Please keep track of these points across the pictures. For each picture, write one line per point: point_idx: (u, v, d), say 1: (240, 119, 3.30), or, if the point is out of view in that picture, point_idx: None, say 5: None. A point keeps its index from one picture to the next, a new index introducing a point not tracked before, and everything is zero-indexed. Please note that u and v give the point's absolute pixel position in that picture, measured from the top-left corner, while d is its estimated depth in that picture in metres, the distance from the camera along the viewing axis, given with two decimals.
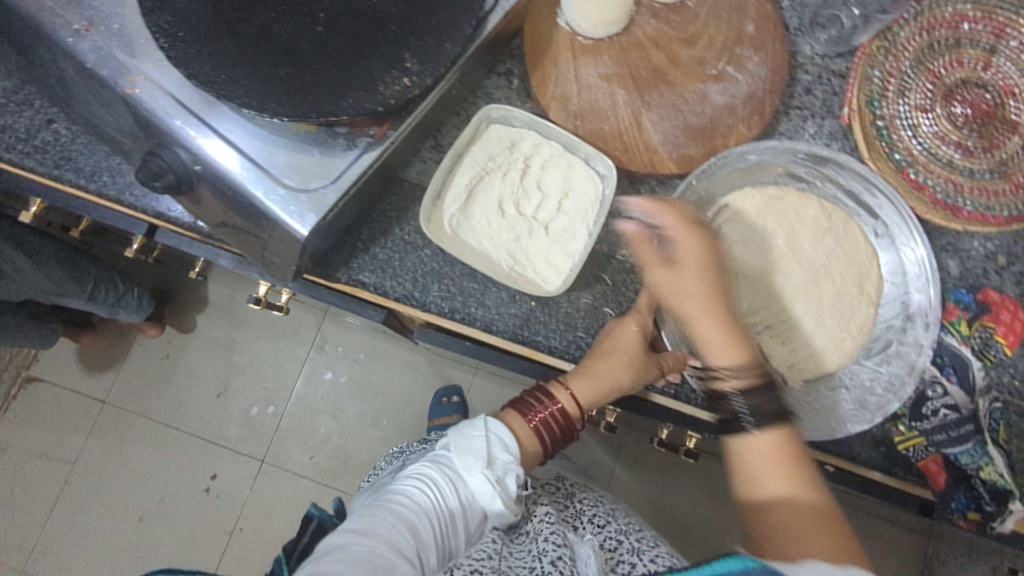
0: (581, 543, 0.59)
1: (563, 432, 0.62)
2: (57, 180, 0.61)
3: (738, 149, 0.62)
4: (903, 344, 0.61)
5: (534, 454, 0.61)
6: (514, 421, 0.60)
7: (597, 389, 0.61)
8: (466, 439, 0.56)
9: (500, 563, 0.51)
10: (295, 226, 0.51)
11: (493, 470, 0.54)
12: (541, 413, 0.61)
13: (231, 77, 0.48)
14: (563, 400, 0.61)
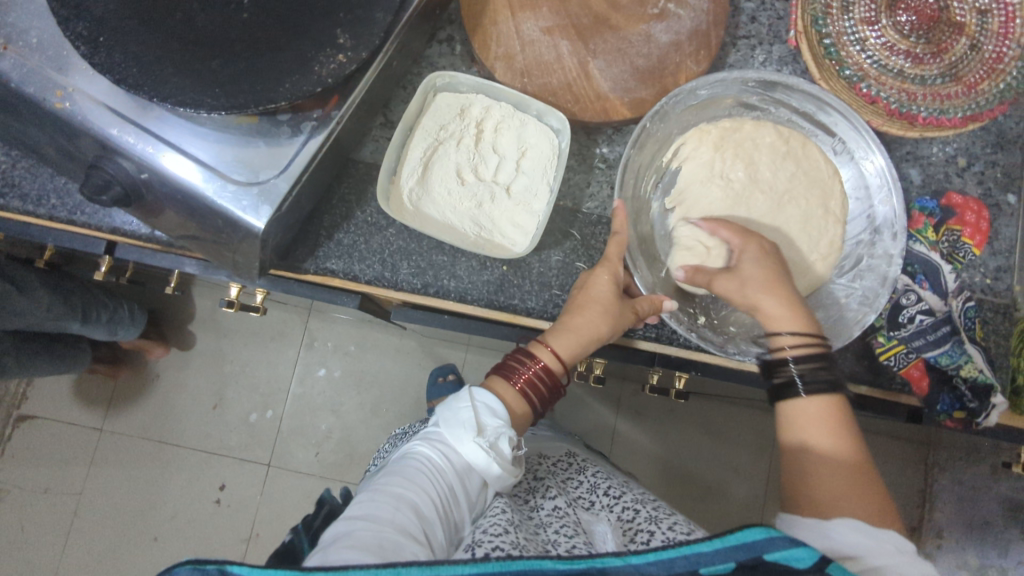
0: (596, 523, 0.61)
1: (550, 393, 0.59)
2: (6, 208, 0.60)
3: (688, 85, 0.62)
4: (873, 258, 0.62)
5: (524, 421, 0.58)
6: (498, 390, 0.58)
7: (578, 342, 0.58)
8: (454, 411, 0.55)
9: (517, 536, 0.51)
10: (251, 221, 0.50)
11: (485, 437, 0.53)
12: (525, 374, 0.58)
13: (162, 77, 0.47)
14: (545, 358, 0.58)
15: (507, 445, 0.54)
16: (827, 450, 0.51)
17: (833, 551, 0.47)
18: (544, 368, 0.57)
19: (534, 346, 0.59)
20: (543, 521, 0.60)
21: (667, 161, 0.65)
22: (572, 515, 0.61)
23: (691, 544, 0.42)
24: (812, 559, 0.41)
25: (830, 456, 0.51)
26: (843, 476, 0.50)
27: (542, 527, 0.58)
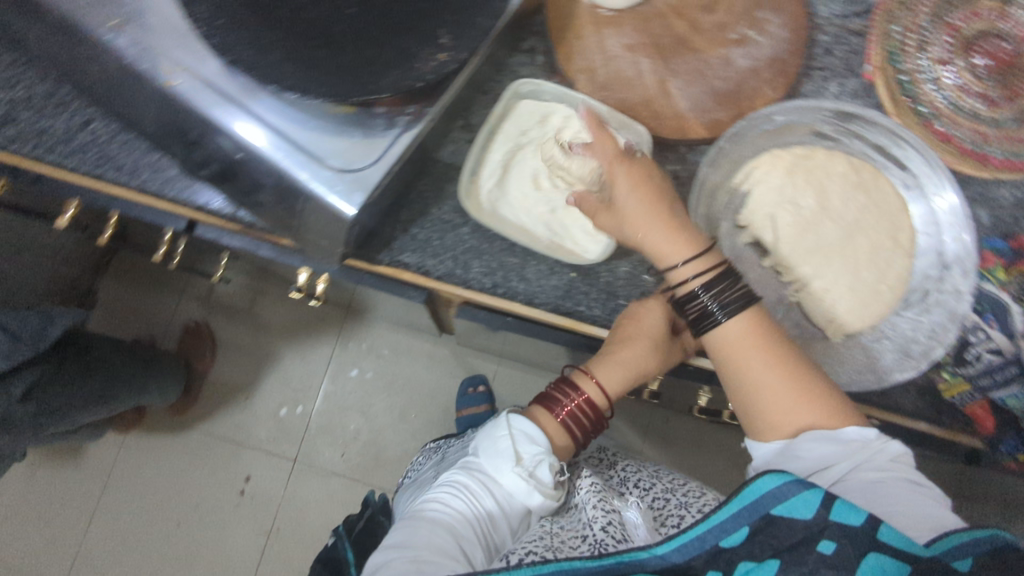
0: (628, 504, 0.63)
1: (591, 424, 0.64)
2: (98, 179, 0.62)
3: (765, 110, 0.63)
4: (941, 293, 0.62)
5: (565, 449, 0.64)
6: (539, 419, 0.63)
7: (623, 373, 0.63)
8: (494, 444, 0.61)
9: (552, 540, 0.55)
10: (343, 207, 0.52)
11: (524, 466, 0.59)
12: (567, 407, 0.63)
13: (272, 63, 0.49)
14: (587, 389, 0.63)
15: (547, 470, 0.59)
16: (771, 366, 0.54)
17: (806, 469, 0.51)
18: (586, 398, 0.63)
19: (578, 377, 0.64)
20: (578, 500, 0.62)
21: (736, 183, 0.65)
22: (606, 493, 0.63)
23: (710, 518, 0.48)
24: (818, 500, 0.45)
25: (772, 378, 0.54)
26: (788, 386, 0.54)
27: (580, 506, 0.61)
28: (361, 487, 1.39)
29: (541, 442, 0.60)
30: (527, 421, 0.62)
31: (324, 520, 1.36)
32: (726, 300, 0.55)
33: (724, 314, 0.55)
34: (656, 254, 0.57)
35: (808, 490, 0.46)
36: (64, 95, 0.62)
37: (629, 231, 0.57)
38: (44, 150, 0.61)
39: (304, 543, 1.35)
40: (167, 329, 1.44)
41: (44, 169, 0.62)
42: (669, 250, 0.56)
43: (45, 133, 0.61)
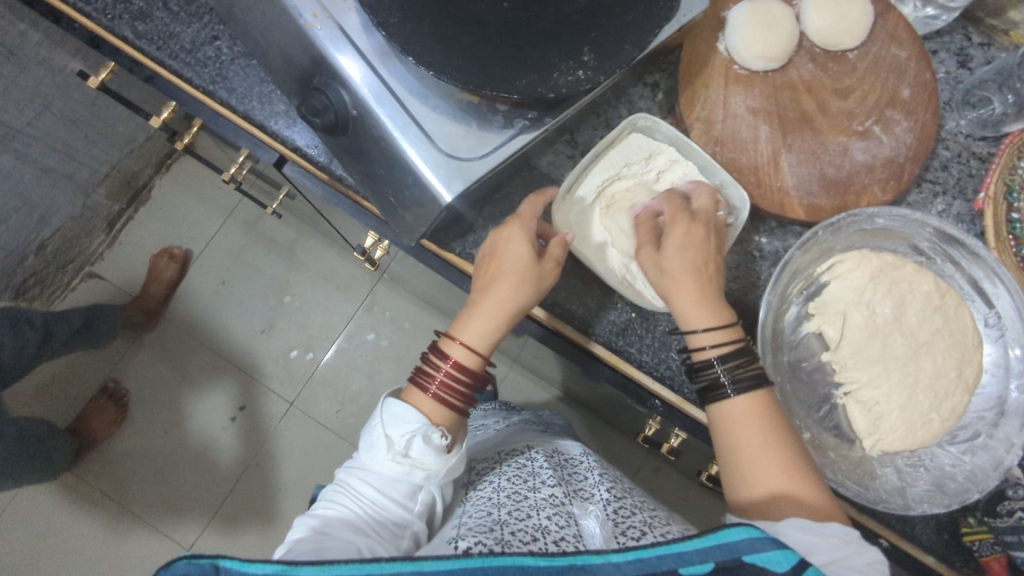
0: (585, 515, 0.60)
1: (469, 392, 0.54)
2: (209, 95, 0.63)
3: (869, 210, 0.62)
4: (992, 438, 0.60)
5: (455, 422, 0.54)
6: (406, 399, 0.53)
7: (493, 329, 0.55)
8: (367, 433, 0.52)
9: (499, 533, 0.52)
10: (440, 190, 0.52)
11: (396, 448, 0.50)
12: (437, 379, 0.54)
13: (416, 34, 0.49)
14: (456, 358, 0.54)
15: (429, 442, 0.51)
16: (769, 449, 0.47)
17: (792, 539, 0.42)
18: (456, 368, 0.53)
19: (444, 345, 0.55)
20: (535, 505, 0.59)
21: (818, 271, 0.64)
22: (564, 507, 0.60)
23: (670, 544, 0.41)
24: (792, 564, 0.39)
25: (770, 464, 0.47)
26: (783, 473, 0.46)
27: (533, 511, 0.58)
28: (347, 448, 1.39)
29: (409, 417, 0.51)
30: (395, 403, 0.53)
31: (303, 469, 1.38)
32: (737, 372, 0.50)
33: (734, 388, 0.50)
34: (681, 315, 0.53)
35: (778, 549, 0.39)
36: (199, 5, 0.63)
37: (664, 282, 0.53)
38: (165, 53, 0.62)
39: (278, 485, 1.36)
40: (206, 246, 1.44)
41: (161, 71, 0.64)
42: (696, 314, 0.52)
43: (172, 37, 0.62)
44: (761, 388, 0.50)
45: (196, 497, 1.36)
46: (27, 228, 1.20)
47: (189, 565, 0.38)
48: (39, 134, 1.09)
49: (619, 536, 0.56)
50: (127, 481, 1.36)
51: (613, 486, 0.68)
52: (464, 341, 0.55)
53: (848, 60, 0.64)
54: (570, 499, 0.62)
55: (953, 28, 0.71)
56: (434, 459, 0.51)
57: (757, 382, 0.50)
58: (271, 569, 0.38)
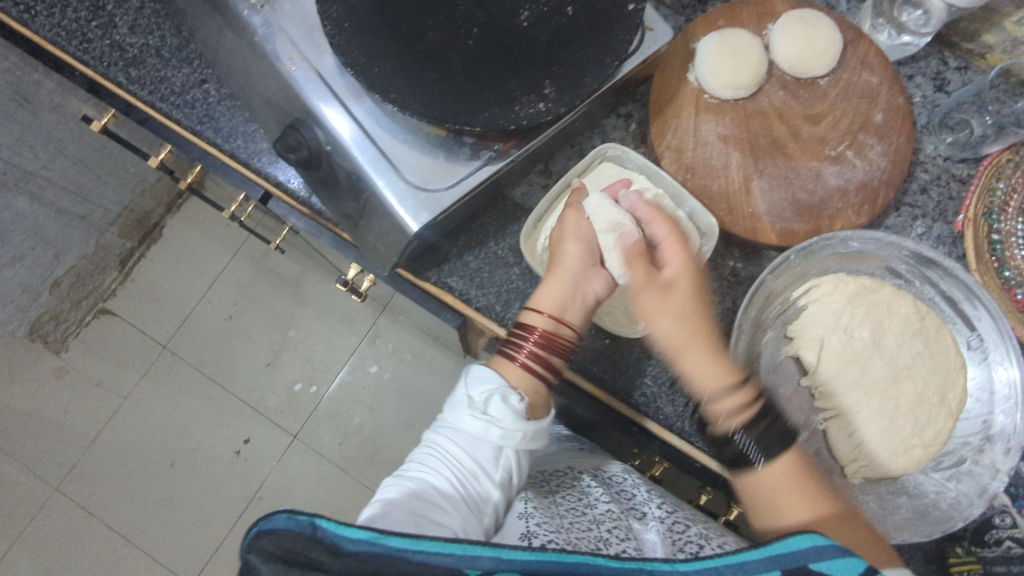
0: (645, 529, 0.59)
1: (556, 354, 0.57)
2: (197, 135, 0.66)
3: (842, 233, 0.62)
4: (977, 465, 0.60)
5: (537, 387, 0.56)
6: (492, 365, 0.57)
7: (563, 294, 0.58)
8: (453, 399, 0.55)
9: (568, 534, 0.53)
10: (408, 221, 0.53)
11: (476, 407, 0.53)
12: (520, 346, 0.57)
13: (382, 72, 0.51)
14: (539, 325, 0.58)
15: (508, 403, 0.53)
16: (804, 491, 0.53)
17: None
18: (540, 332, 0.57)
19: (527, 315, 0.59)
20: (596, 518, 0.59)
21: (795, 295, 0.65)
22: (623, 520, 0.60)
23: (736, 554, 0.43)
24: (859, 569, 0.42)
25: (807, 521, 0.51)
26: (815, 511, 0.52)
27: (594, 523, 0.58)
28: (349, 481, 1.39)
29: (492, 378, 0.54)
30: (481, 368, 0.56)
31: (306, 502, 1.38)
32: (761, 438, 0.53)
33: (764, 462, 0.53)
34: (695, 385, 0.55)
35: (844, 557, 0.43)
36: (189, 50, 0.66)
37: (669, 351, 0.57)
38: (156, 96, 0.65)
39: (281, 519, 1.36)
40: (213, 282, 1.47)
41: (153, 113, 0.67)
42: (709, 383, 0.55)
43: (162, 81, 0.65)
44: (792, 449, 0.54)
45: (201, 530, 1.36)
46: (42, 266, 1.26)
47: (289, 519, 0.42)
48: (53, 177, 1.14)
49: (677, 551, 0.56)
50: (134, 513, 1.37)
51: (664, 502, 0.67)
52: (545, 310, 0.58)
53: (819, 86, 0.65)
54: (628, 513, 0.62)
55: (929, 52, 0.71)
56: (515, 422, 0.52)
57: (787, 444, 0.54)
58: (365, 535, 0.41)
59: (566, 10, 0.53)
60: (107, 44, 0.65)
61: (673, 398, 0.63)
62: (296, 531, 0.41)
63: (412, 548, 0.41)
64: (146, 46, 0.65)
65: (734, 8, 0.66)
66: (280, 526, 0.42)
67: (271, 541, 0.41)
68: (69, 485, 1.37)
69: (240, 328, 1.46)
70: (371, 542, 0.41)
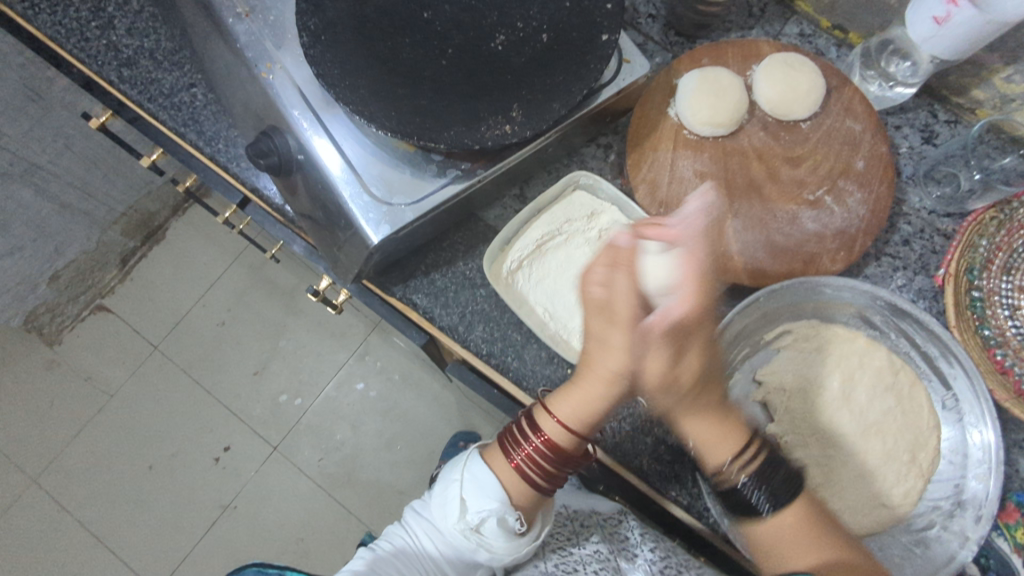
0: (633, 569, 0.61)
1: (552, 470, 0.55)
2: (181, 136, 0.67)
3: (817, 280, 0.60)
4: (946, 530, 0.56)
5: (535, 501, 0.56)
6: (490, 461, 0.57)
7: (581, 409, 0.53)
8: (444, 487, 0.57)
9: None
10: (369, 234, 0.53)
11: (472, 526, 0.55)
12: (523, 451, 0.55)
13: (353, 84, 0.52)
14: (551, 433, 0.54)
15: (504, 526, 0.55)
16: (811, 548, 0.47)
17: None
18: (548, 448, 0.54)
19: (539, 417, 0.55)
20: (582, 561, 0.61)
21: (767, 338, 0.63)
22: (612, 560, 0.61)
23: None
24: None
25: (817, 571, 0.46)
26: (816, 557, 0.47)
27: (581, 565, 0.60)
28: (325, 498, 1.35)
29: (491, 496, 0.55)
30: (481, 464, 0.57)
31: (279, 517, 1.34)
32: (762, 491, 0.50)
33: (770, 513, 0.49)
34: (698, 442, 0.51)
35: None
36: (181, 55, 0.67)
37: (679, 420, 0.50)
38: (145, 97, 0.66)
39: (253, 532, 1.33)
40: (210, 286, 1.48)
41: (141, 112, 0.68)
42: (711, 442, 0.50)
43: (153, 82, 0.67)
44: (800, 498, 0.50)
45: (172, 536, 1.34)
46: (42, 258, 1.29)
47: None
48: (58, 171, 1.18)
49: None
50: (107, 513, 1.35)
51: (659, 544, 0.64)
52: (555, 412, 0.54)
53: (801, 130, 0.64)
54: (617, 552, 0.63)
55: (918, 104, 0.70)
56: (504, 545, 0.55)
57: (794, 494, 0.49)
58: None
59: (541, 36, 0.53)
60: (104, 44, 0.67)
61: (633, 435, 0.61)
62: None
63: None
64: (141, 47, 0.67)
65: (720, 48, 0.66)
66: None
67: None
68: (46, 478, 1.36)
69: (231, 334, 1.46)
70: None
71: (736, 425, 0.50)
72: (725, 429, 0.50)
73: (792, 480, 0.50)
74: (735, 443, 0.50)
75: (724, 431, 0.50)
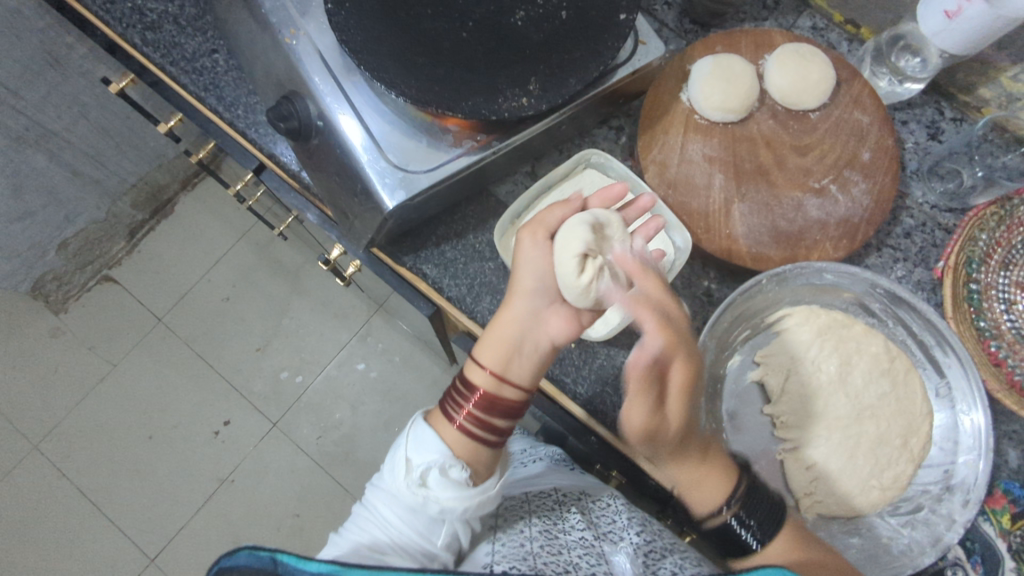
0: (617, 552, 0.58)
1: (495, 428, 0.53)
2: (201, 101, 0.68)
3: (818, 264, 0.62)
4: (933, 513, 0.58)
5: (481, 454, 0.53)
6: (432, 424, 0.53)
7: (505, 356, 0.55)
8: (392, 456, 0.52)
9: (534, 562, 0.52)
10: (384, 198, 0.55)
11: (411, 478, 0.49)
12: (461, 408, 0.53)
13: (375, 51, 0.53)
14: (483, 385, 0.54)
15: (448, 476, 0.49)
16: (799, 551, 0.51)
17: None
18: (481, 398, 0.53)
19: (467, 377, 0.56)
20: (566, 543, 0.57)
21: (767, 321, 0.64)
22: (595, 545, 0.58)
23: None
24: None
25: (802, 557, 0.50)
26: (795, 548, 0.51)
27: (565, 548, 0.56)
28: (321, 475, 1.37)
29: (433, 448, 0.50)
30: (421, 426, 0.53)
31: (276, 492, 1.36)
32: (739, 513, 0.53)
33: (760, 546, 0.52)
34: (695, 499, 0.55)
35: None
36: (204, 22, 0.69)
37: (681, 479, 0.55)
38: (167, 60, 0.68)
39: (249, 505, 1.34)
40: (216, 262, 1.49)
41: (163, 77, 0.69)
42: (707, 494, 0.54)
43: (175, 47, 0.68)
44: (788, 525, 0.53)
45: (169, 507, 1.35)
46: (52, 225, 1.31)
47: (251, 556, 0.42)
48: (73, 138, 1.20)
49: None
50: (107, 480, 1.36)
51: (645, 528, 0.63)
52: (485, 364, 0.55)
53: (810, 120, 0.65)
54: (600, 538, 0.60)
55: (925, 100, 0.71)
56: (457, 495, 0.49)
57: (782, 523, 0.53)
58: (326, 569, 0.42)
59: (561, 14, 0.55)
60: (129, 7, 0.68)
61: None
62: (258, 567, 0.42)
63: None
64: (165, 12, 0.68)
65: (733, 36, 0.68)
66: (240, 562, 0.42)
67: None
68: (47, 444, 1.38)
69: (236, 309, 1.47)
70: None
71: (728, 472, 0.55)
72: (710, 477, 0.55)
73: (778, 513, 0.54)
74: (724, 490, 0.54)
75: (715, 479, 0.54)
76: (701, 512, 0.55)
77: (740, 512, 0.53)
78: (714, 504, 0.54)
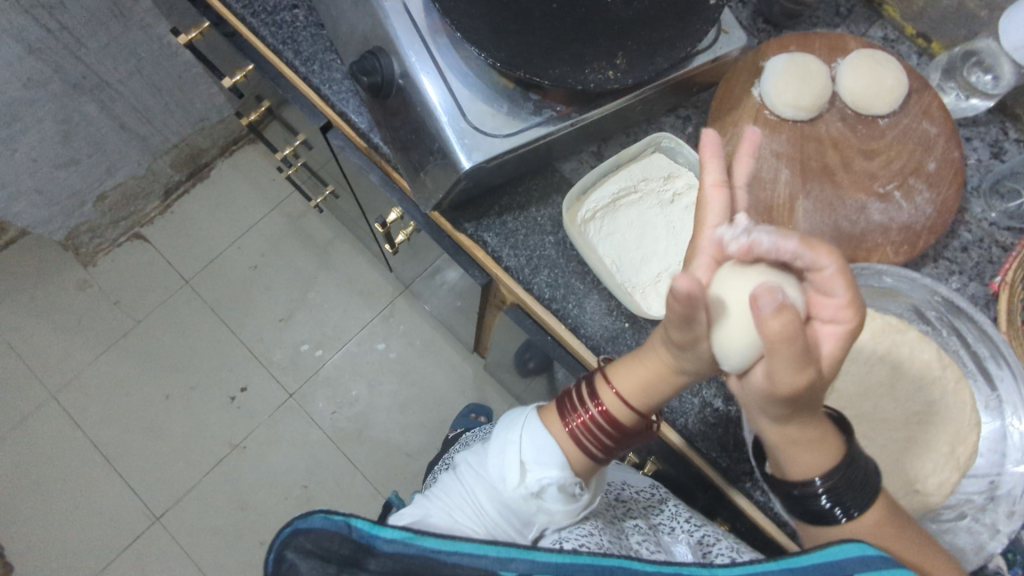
0: (675, 542, 0.62)
1: (609, 444, 0.52)
2: (277, 54, 0.69)
3: (879, 266, 0.63)
4: (977, 523, 0.58)
5: (588, 470, 0.53)
6: (550, 425, 0.53)
7: (643, 386, 0.51)
8: (503, 447, 0.53)
9: (600, 539, 0.55)
10: (460, 158, 0.55)
11: (526, 487, 0.52)
12: (581, 417, 0.52)
13: (467, 13, 0.54)
14: (609, 403, 0.52)
15: (563, 493, 0.52)
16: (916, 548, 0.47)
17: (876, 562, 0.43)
18: (605, 415, 0.51)
19: (597, 386, 0.53)
20: (623, 529, 0.61)
21: None
22: (652, 533, 0.62)
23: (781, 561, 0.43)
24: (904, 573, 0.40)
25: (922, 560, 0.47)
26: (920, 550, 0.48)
27: (624, 534, 0.60)
28: (333, 450, 1.37)
29: (553, 462, 0.51)
30: (539, 429, 0.53)
31: (287, 461, 1.36)
32: (836, 486, 0.47)
33: (848, 518, 0.47)
34: (792, 465, 0.49)
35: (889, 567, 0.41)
36: None
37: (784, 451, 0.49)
38: (249, 11, 0.68)
39: (259, 473, 1.34)
40: (247, 230, 1.50)
41: (241, 27, 0.70)
42: (807, 465, 0.48)
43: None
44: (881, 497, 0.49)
45: (178, 468, 1.34)
46: (93, 176, 1.32)
47: (326, 519, 0.46)
48: (125, 91, 1.21)
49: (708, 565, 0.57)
50: (119, 434, 1.36)
51: (693, 516, 0.66)
52: (619, 387, 0.52)
53: (878, 126, 0.66)
54: (655, 528, 0.64)
55: (990, 119, 0.72)
56: (565, 508, 0.53)
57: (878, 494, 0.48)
58: (401, 535, 0.46)
59: None
60: None
61: (680, 393, 0.62)
62: (333, 530, 0.46)
63: (447, 547, 0.45)
64: None
65: (808, 37, 0.68)
66: (315, 524, 0.47)
67: (309, 539, 0.46)
68: (63, 394, 1.38)
69: (263, 277, 1.47)
70: (406, 543, 0.46)
71: (833, 429, 0.48)
72: (823, 443, 0.47)
73: (874, 480, 0.48)
74: (829, 458, 0.47)
75: (819, 446, 0.47)
76: (799, 478, 0.48)
77: (832, 482, 0.47)
78: (809, 473, 0.48)
